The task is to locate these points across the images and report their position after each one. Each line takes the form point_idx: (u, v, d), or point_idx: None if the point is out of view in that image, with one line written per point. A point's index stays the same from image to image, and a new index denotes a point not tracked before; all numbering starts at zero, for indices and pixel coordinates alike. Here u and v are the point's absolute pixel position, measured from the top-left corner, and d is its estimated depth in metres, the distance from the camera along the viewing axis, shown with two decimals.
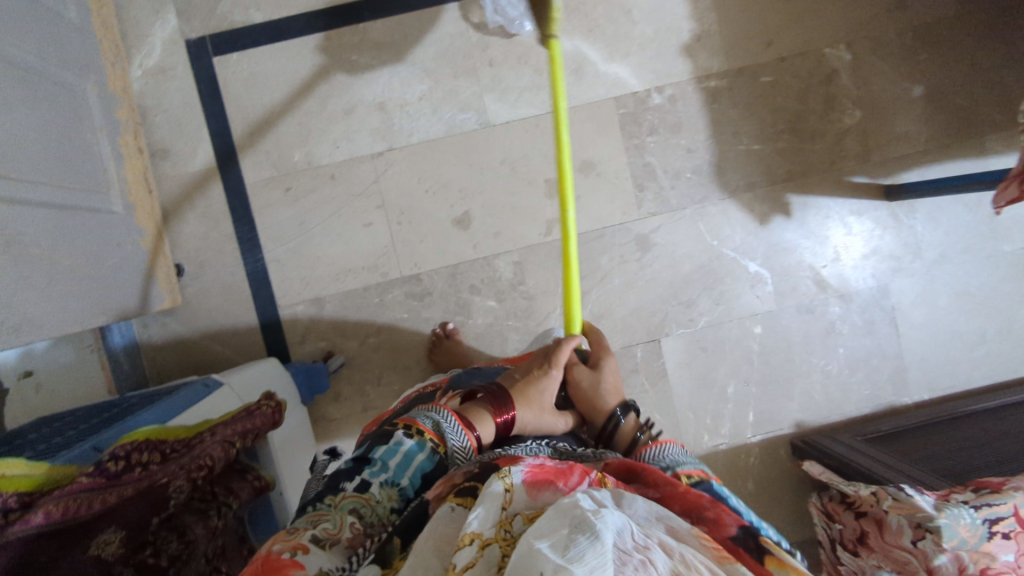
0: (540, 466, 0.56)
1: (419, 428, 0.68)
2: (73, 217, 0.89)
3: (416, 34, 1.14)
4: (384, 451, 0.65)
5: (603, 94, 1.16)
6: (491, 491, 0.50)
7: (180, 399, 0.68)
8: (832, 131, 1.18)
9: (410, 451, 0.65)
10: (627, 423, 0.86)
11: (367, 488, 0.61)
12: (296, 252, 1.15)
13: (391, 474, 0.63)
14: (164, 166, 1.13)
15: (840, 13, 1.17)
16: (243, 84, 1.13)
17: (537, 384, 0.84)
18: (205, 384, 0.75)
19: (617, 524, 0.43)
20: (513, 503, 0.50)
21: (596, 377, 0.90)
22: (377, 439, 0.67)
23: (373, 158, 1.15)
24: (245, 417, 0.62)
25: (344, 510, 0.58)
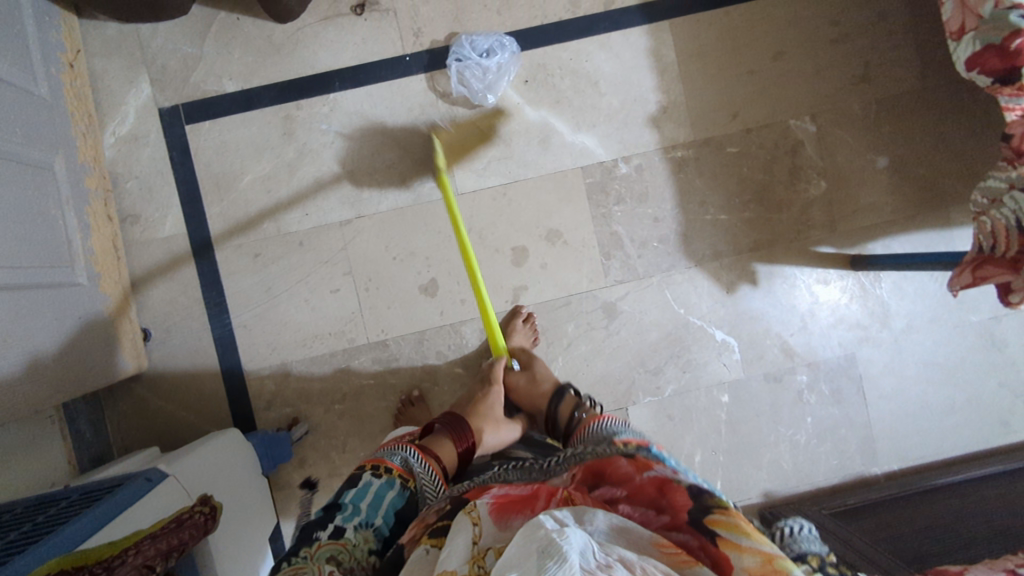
0: (505, 497, 0.61)
1: (385, 467, 0.74)
2: (29, 295, 0.90)
3: (385, 104, 1.16)
4: (354, 494, 0.69)
5: (569, 164, 1.17)
6: (462, 533, 0.56)
7: (117, 504, 0.69)
8: (798, 201, 1.19)
9: (381, 489, 0.71)
10: (565, 402, 0.93)
11: (341, 533, 0.64)
12: (264, 317, 1.16)
13: (364, 515, 0.67)
14: (134, 231, 1.15)
15: (804, 86, 1.18)
16: (215, 151, 1.15)
17: (484, 402, 0.97)
18: (148, 478, 0.76)
19: (581, 543, 0.45)
20: (484, 538, 0.55)
21: (530, 375, 1.03)
22: (343, 486, 0.71)
23: (342, 226, 1.16)
24: (177, 528, 0.65)
25: (322, 559, 0.59)
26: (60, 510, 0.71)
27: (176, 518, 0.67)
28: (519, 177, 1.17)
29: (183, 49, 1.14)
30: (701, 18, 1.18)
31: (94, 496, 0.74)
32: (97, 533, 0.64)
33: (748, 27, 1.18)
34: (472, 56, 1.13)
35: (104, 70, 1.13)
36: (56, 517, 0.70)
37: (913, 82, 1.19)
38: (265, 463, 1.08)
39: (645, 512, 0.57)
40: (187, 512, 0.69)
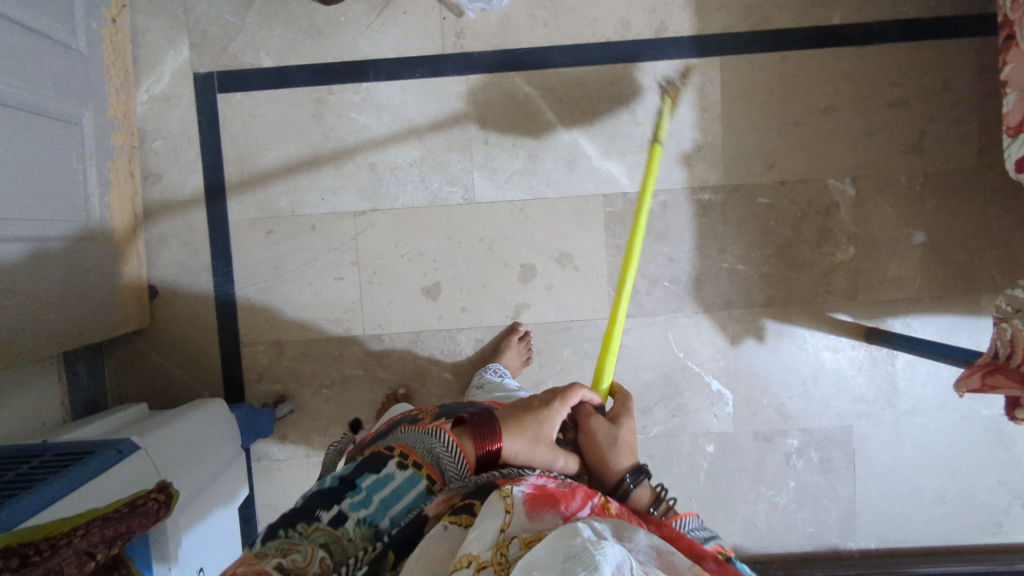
0: (543, 488, 0.56)
1: (416, 458, 0.60)
2: (38, 249, 0.92)
3: (417, 100, 1.15)
4: (372, 481, 0.57)
5: (592, 189, 1.15)
6: (492, 511, 0.51)
7: (83, 471, 0.70)
8: (821, 263, 1.15)
9: (402, 488, 0.58)
10: (640, 492, 0.69)
11: (342, 522, 0.54)
12: (267, 294, 1.18)
13: (373, 512, 0.55)
14: (155, 190, 1.17)
15: (849, 146, 1.13)
16: (244, 124, 1.16)
17: (539, 415, 0.70)
18: (119, 450, 0.77)
19: (617, 557, 0.42)
20: (512, 524, 0.51)
21: (614, 434, 0.75)
22: (366, 459, 0.60)
23: (355, 216, 1.17)
24: (129, 512, 0.66)
25: (315, 544, 0.51)
26: (31, 467, 0.73)
27: (130, 503, 0.68)
28: (540, 195, 1.16)
29: (227, 17, 1.15)
30: (753, 60, 1.13)
31: (65, 458, 0.75)
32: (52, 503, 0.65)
33: (800, 76, 1.13)
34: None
35: (148, 28, 1.15)
36: (24, 475, 0.71)
37: (967, 158, 1.13)
38: (247, 435, 1.10)
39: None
40: (144, 497, 0.70)
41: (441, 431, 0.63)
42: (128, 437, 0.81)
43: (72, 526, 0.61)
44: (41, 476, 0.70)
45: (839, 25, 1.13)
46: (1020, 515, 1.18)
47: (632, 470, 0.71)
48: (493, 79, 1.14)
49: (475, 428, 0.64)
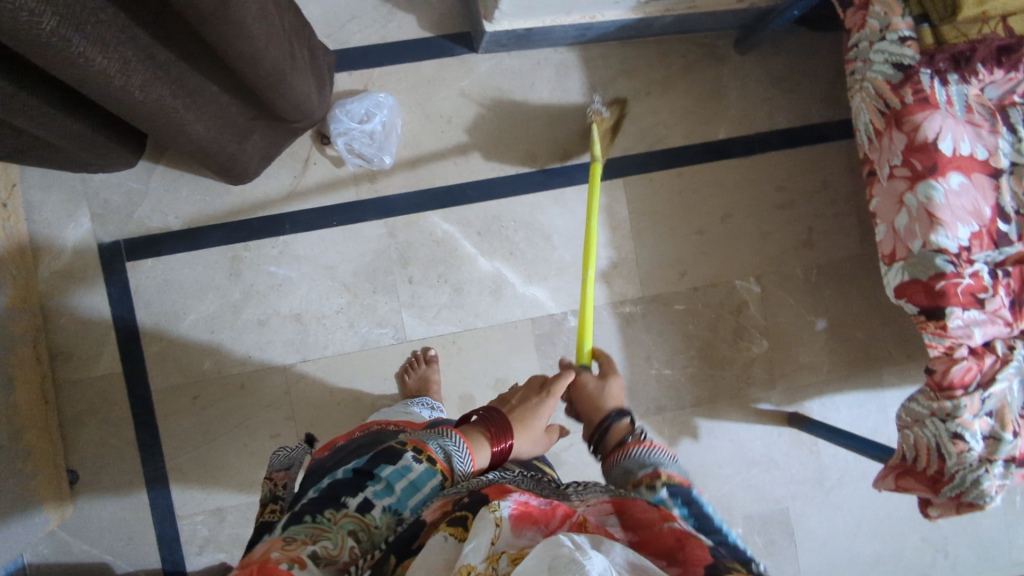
0: (527, 505, 0.57)
1: (430, 454, 0.70)
2: None
3: (337, 248, 1.16)
4: (391, 472, 0.66)
5: (519, 314, 1.19)
6: (482, 524, 0.52)
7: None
8: (739, 357, 1.22)
9: (420, 478, 0.67)
10: (618, 424, 0.79)
11: (368, 509, 0.62)
12: (199, 460, 1.14)
13: (394, 501, 0.64)
14: (66, 368, 1.11)
15: (750, 248, 1.23)
16: (158, 291, 1.13)
17: (530, 411, 0.88)
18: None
19: (603, 568, 0.42)
20: (499, 541, 0.51)
21: (603, 385, 0.88)
22: (382, 454, 0.69)
23: (285, 369, 1.15)
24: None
25: (344, 530, 0.59)
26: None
27: None
28: (470, 326, 1.18)
29: (129, 184, 1.12)
30: (653, 177, 1.21)
31: None
32: None
33: (697, 188, 1.22)
34: (353, 128, 1.11)
35: (43, 203, 1.10)
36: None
37: (851, 248, 1.25)
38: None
39: (660, 563, 0.52)
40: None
41: (457, 436, 0.75)
42: None
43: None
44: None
45: (725, 138, 1.22)
46: (944, 566, 1.27)
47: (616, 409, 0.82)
48: (410, 220, 1.17)
49: (488, 425, 0.80)
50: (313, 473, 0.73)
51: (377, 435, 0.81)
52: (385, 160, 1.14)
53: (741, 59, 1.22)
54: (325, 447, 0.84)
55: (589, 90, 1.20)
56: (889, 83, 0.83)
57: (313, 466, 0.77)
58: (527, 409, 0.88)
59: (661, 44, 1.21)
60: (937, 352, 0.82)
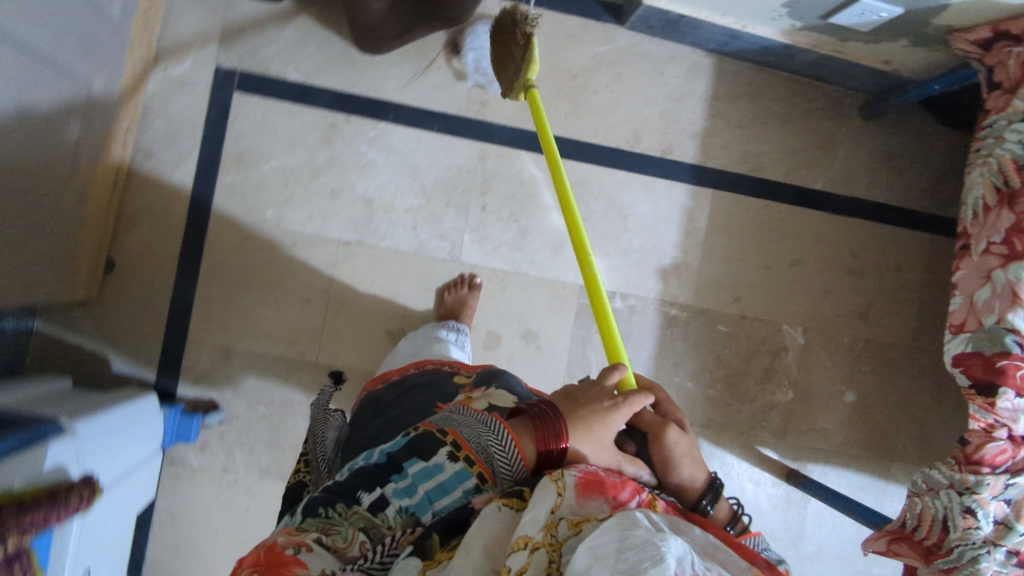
0: (592, 474, 0.58)
1: (469, 454, 0.61)
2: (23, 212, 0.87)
3: (429, 152, 1.18)
4: (418, 469, 0.60)
5: (571, 277, 1.20)
6: (543, 493, 0.54)
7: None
8: (762, 398, 1.22)
9: (448, 481, 0.59)
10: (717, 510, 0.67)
11: (383, 508, 0.58)
12: (227, 298, 1.15)
13: (415, 502, 0.59)
14: (142, 167, 1.13)
15: (807, 300, 1.23)
16: (253, 128, 1.15)
17: (603, 417, 0.66)
18: (43, 432, 0.68)
19: (679, 552, 0.45)
20: (560, 508, 0.53)
21: (687, 445, 0.69)
22: (416, 442, 0.62)
23: (339, 245, 1.16)
24: (43, 509, 0.56)
25: (355, 526, 0.56)
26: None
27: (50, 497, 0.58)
28: (522, 271, 1.19)
29: (266, 23, 1.16)
30: (741, 200, 1.23)
31: None
32: None
33: (778, 226, 1.23)
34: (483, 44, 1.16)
35: (182, 11, 1.14)
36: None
37: (902, 338, 1.25)
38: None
39: None
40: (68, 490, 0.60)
41: (506, 432, 0.62)
42: (58, 419, 0.72)
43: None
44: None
45: (820, 190, 1.24)
46: None
47: (704, 488, 0.68)
48: (505, 152, 1.18)
49: (537, 424, 0.63)
50: (372, 406, 0.82)
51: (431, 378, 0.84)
52: (502, 87, 1.17)
53: (860, 124, 1.25)
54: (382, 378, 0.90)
55: (711, 100, 1.22)
56: (1015, 163, 0.85)
57: (371, 398, 0.84)
58: (598, 416, 0.66)
59: (793, 81, 1.24)
60: (977, 426, 0.83)
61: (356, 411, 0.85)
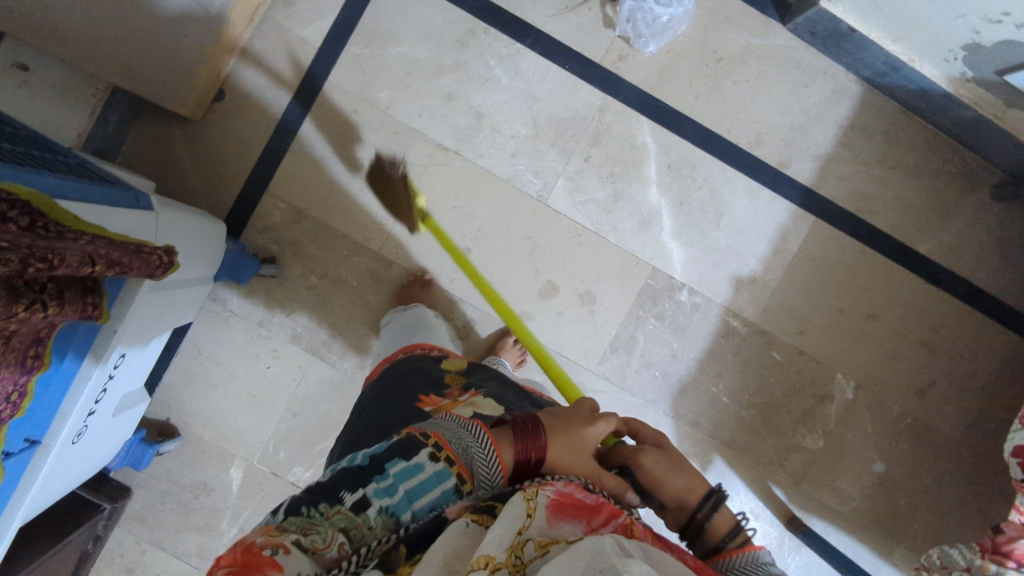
0: (567, 496, 0.49)
1: (449, 455, 0.52)
2: None
3: (553, 88, 1.16)
4: (400, 468, 0.51)
5: (647, 255, 1.17)
6: (511, 511, 0.45)
7: (58, 181, 0.58)
8: (790, 437, 1.19)
9: (430, 480, 0.51)
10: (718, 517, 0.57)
11: (363, 509, 0.49)
12: (316, 162, 1.15)
13: (395, 502, 0.50)
14: (280, 11, 1.14)
15: (870, 358, 1.19)
16: (394, 8, 1.14)
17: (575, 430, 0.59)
18: (134, 199, 0.72)
19: None
20: (529, 530, 0.44)
21: (667, 457, 0.61)
22: (398, 445, 0.53)
23: (437, 148, 1.16)
24: (132, 252, 0.59)
25: (335, 527, 0.47)
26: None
27: (139, 245, 0.61)
28: (602, 233, 1.17)
29: None
30: (841, 238, 1.18)
31: (87, 172, 0.70)
32: (73, 197, 0.59)
33: (868, 276, 1.19)
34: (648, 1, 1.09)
35: None
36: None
37: (952, 429, 1.20)
38: (72, 406, 0.66)
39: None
40: (151, 248, 0.63)
41: (483, 432, 0.53)
42: (144, 193, 0.76)
43: (28, 212, 0.49)
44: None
45: (924, 255, 1.19)
46: None
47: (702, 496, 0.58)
48: (625, 112, 1.16)
49: (516, 431, 0.55)
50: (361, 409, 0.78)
51: (416, 368, 0.80)
52: (647, 47, 1.14)
53: (987, 203, 1.19)
54: (380, 367, 0.89)
55: (848, 128, 1.17)
56: None
57: (368, 397, 0.80)
58: (568, 431, 0.58)
59: (936, 137, 1.18)
60: (1017, 518, 0.80)
61: (354, 414, 0.80)
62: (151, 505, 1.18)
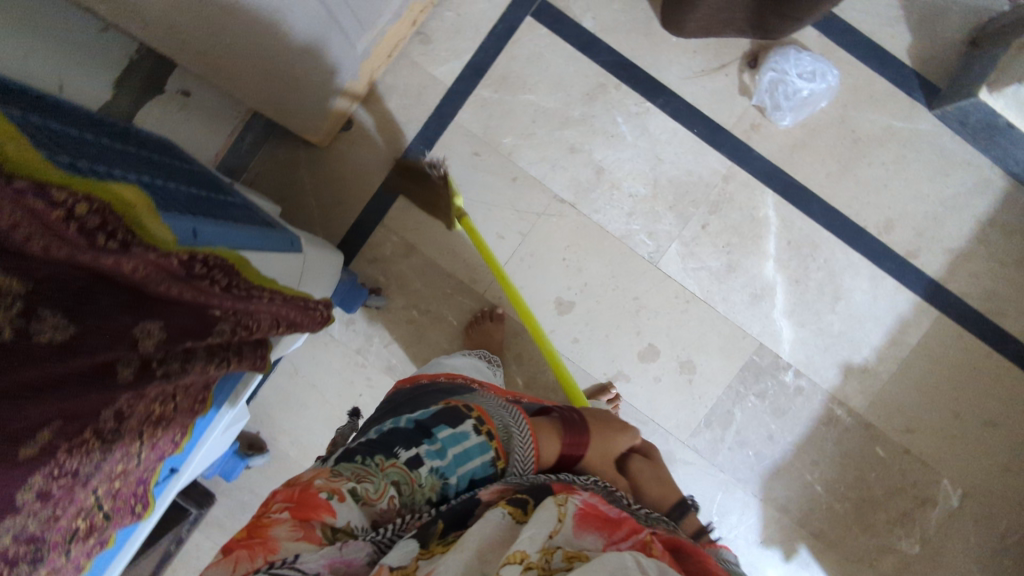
0: (596, 505, 0.53)
1: (491, 428, 0.62)
2: (315, 53, 0.89)
3: (679, 151, 1.14)
4: (446, 435, 0.59)
5: (754, 330, 1.14)
6: (544, 514, 0.48)
7: (240, 234, 0.61)
8: (884, 538, 1.13)
9: (472, 449, 0.59)
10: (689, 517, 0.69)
11: (416, 466, 0.56)
12: (433, 200, 1.16)
13: (444, 464, 0.57)
14: (417, 49, 1.15)
15: (982, 467, 1.13)
16: (528, 57, 1.14)
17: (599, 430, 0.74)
18: (290, 241, 0.74)
19: None
20: (559, 535, 0.47)
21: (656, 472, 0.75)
22: (447, 415, 0.62)
23: (554, 199, 1.15)
24: (302, 308, 0.62)
25: (387, 479, 0.54)
26: (100, 141, 0.56)
27: (305, 300, 0.64)
28: (711, 302, 1.14)
29: None
30: (964, 337, 1.12)
31: (251, 212, 0.73)
32: (251, 249, 0.62)
33: (990, 380, 1.13)
34: (789, 78, 1.07)
35: None
36: (105, 150, 0.54)
37: None
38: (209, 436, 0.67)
39: None
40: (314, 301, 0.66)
41: (519, 412, 0.67)
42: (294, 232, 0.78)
43: (222, 269, 0.52)
44: (196, 209, 0.57)
45: None
46: None
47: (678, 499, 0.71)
48: (750, 183, 1.13)
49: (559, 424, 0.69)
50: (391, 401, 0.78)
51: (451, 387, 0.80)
52: (782, 119, 1.11)
53: None
54: (410, 380, 0.87)
55: (986, 223, 1.11)
56: None
57: (396, 396, 0.79)
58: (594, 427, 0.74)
59: None
60: None
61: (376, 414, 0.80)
62: (230, 513, 1.20)
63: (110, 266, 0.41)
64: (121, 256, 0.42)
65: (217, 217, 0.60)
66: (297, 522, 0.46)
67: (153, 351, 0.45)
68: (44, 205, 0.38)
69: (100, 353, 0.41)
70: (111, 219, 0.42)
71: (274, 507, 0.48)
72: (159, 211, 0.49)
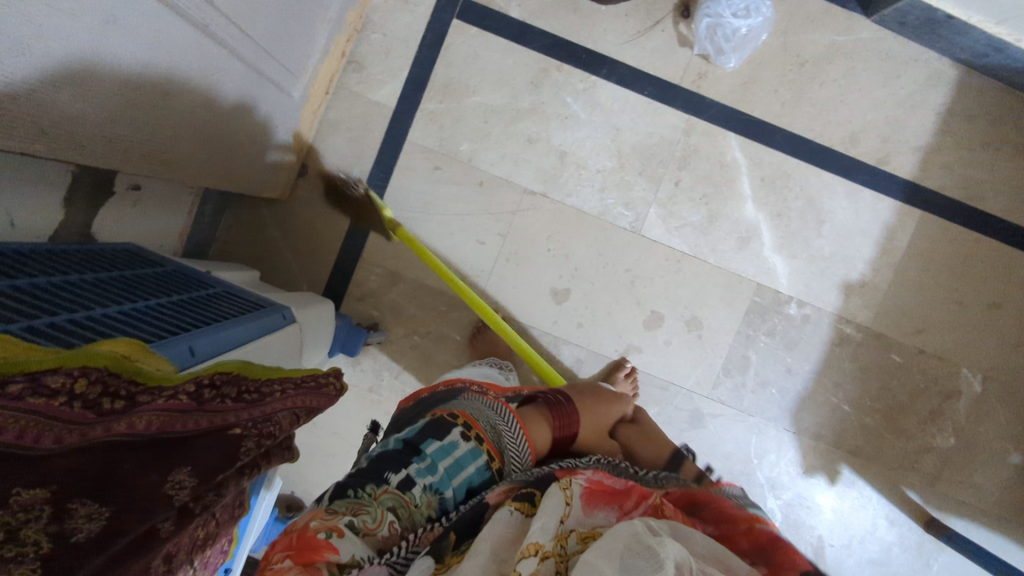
0: (599, 482, 0.54)
1: (480, 432, 0.62)
2: (246, 112, 0.87)
3: (635, 116, 1.13)
4: (435, 449, 0.58)
5: (749, 272, 1.15)
6: (552, 501, 0.49)
7: (233, 330, 0.61)
8: (919, 438, 1.16)
9: (464, 458, 0.59)
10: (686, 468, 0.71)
11: (408, 487, 0.55)
12: (406, 224, 1.15)
13: (438, 480, 0.56)
14: (352, 78, 1.13)
15: (995, 348, 1.15)
16: (464, 60, 1.13)
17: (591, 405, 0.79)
18: (283, 315, 0.73)
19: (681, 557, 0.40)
20: (570, 518, 0.49)
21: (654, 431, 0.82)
22: (432, 428, 0.61)
23: (524, 193, 1.14)
24: (316, 390, 0.62)
25: (383, 506, 0.52)
26: (69, 281, 0.57)
27: (314, 378, 0.63)
28: (702, 256, 1.15)
29: None
30: (950, 229, 1.14)
31: (236, 300, 0.72)
32: (246, 345, 0.62)
33: (985, 263, 1.14)
34: (725, 18, 1.07)
35: None
36: (73, 291, 0.55)
37: None
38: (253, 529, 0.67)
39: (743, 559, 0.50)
40: (325, 375, 0.66)
41: (504, 409, 0.68)
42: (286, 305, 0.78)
43: (225, 383, 0.52)
44: (181, 323, 0.58)
45: None
46: None
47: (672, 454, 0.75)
48: (712, 130, 1.13)
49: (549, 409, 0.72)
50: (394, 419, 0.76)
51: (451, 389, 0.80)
52: (727, 61, 1.11)
53: None
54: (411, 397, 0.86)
55: (946, 115, 1.12)
56: None
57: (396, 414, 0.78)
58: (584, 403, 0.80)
59: None
60: None
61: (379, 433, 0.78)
62: None
63: (121, 430, 0.42)
64: (121, 418, 0.42)
65: (202, 321, 0.60)
66: (301, 567, 0.43)
67: (191, 495, 0.44)
68: (41, 399, 0.39)
69: (137, 523, 0.40)
70: (114, 383, 0.43)
71: (275, 558, 0.45)
72: (149, 345, 0.50)
